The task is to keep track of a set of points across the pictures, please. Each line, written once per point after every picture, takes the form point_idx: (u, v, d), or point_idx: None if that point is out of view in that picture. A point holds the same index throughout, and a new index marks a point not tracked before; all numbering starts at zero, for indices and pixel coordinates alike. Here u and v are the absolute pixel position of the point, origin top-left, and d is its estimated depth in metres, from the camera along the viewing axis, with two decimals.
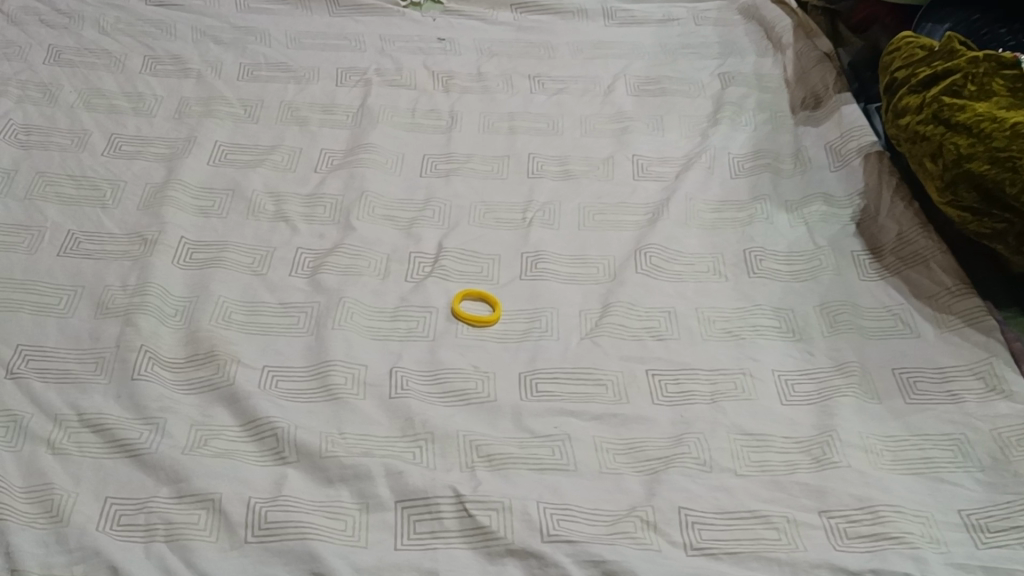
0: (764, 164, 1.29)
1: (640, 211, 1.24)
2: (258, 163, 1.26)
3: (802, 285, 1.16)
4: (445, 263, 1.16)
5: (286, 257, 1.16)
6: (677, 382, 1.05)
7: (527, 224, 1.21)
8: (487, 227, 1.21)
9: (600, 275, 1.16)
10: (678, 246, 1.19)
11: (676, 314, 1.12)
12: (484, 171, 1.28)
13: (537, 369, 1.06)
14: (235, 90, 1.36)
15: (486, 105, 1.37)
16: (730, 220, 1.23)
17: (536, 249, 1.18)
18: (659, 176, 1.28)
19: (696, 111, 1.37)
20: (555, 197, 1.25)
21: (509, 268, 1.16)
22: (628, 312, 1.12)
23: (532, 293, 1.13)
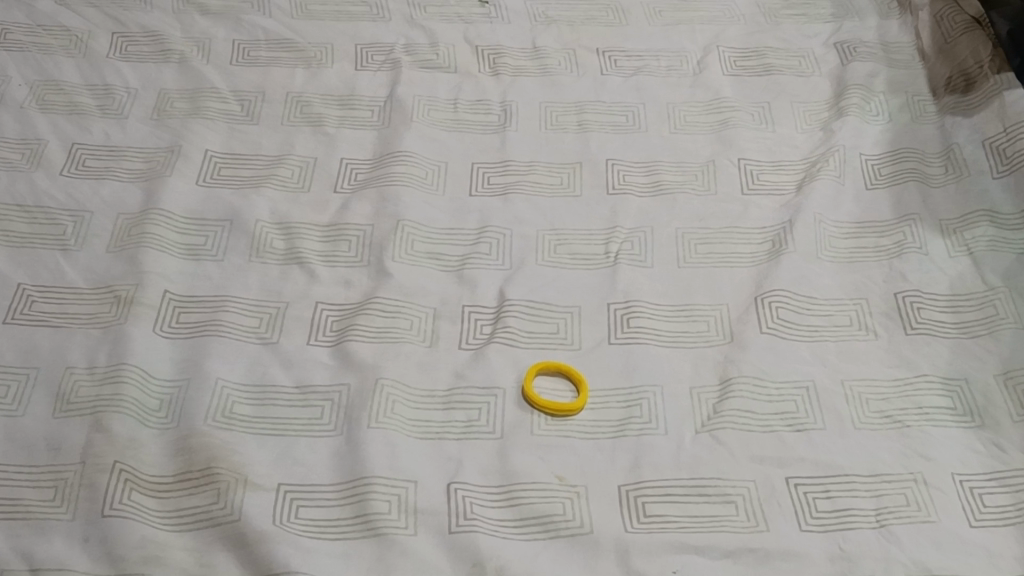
0: (907, 170, 1.01)
1: (757, 235, 0.96)
2: (261, 181, 0.99)
3: (975, 342, 0.88)
4: (511, 322, 0.89)
5: (302, 316, 0.89)
6: (829, 496, 0.79)
7: (612, 259, 0.94)
8: (561, 266, 0.94)
9: (712, 333, 0.89)
10: (811, 289, 0.91)
11: (817, 390, 0.86)
12: (550, 184, 1.00)
13: (643, 485, 0.80)
14: (229, 79, 1.08)
15: (548, 91, 1.08)
16: (872, 250, 0.95)
17: (627, 297, 0.91)
18: (775, 186, 1.00)
19: (813, 96, 1.09)
20: (645, 220, 0.97)
21: (593, 326, 0.89)
22: (754, 389, 0.85)
23: (625, 363, 0.87)
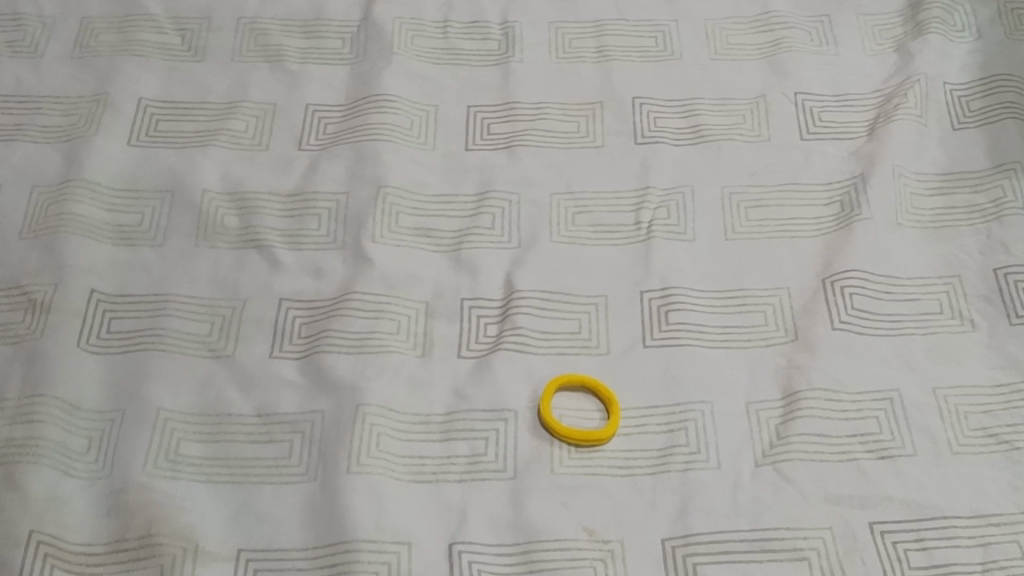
0: (1003, 103, 0.82)
1: (821, 194, 0.78)
2: (209, 137, 0.80)
3: None
4: (522, 321, 0.72)
5: (263, 319, 0.72)
6: (924, 547, 0.64)
7: (644, 232, 0.76)
8: (581, 241, 0.76)
9: (772, 327, 0.72)
10: (890, 267, 0.74)
11: (904, 404, 0.69)
12: (564, 132, 0.81)
13: (693, 539, 0.64)
14: (169, 5, 0.89)
15: (559, 9, 0.89)
16: (965, 210, 0.77)
17: (664, 284, 0.74)
18: (842, 127, 0.82)
19: (881, 5, 0.90)
20: (683, 175, 0.79)
21: (624, 322, 0.72)
22: (826, 405, 0.68)
23: (666, 373, 0.70)
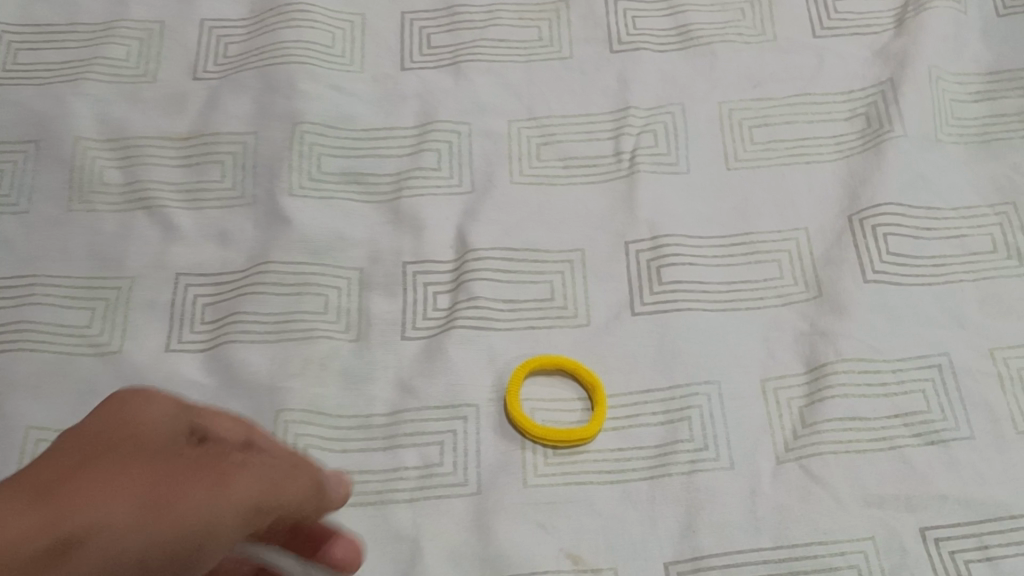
0: None
1: (841, 105, 0.64)
2: (83, 69, 0.65)
3: None
4: (480, 287, 0.58)
5: (157, 300, 0.57)
6: (989, 558, 0.50)
7: (626, 164, 0.62)
8: (550, 180, 0.62)
9: (789, 281, 0.58)
10: (929, 195, 0.60)
11: (954, 371, 0.55)
12: (523, 40, 0.67)
13: (704, 564, 0.50)
14: None
15: None
16: (1017, 117, 0.63)
17: (653, 230, 0.60)
18: (861, 21, 0.67)
19: None
20: (671, 89, 0.65)
21: (605, 282, 0.58)
22: (860, 381, 0.55)
23: (660, 347, 0.56)
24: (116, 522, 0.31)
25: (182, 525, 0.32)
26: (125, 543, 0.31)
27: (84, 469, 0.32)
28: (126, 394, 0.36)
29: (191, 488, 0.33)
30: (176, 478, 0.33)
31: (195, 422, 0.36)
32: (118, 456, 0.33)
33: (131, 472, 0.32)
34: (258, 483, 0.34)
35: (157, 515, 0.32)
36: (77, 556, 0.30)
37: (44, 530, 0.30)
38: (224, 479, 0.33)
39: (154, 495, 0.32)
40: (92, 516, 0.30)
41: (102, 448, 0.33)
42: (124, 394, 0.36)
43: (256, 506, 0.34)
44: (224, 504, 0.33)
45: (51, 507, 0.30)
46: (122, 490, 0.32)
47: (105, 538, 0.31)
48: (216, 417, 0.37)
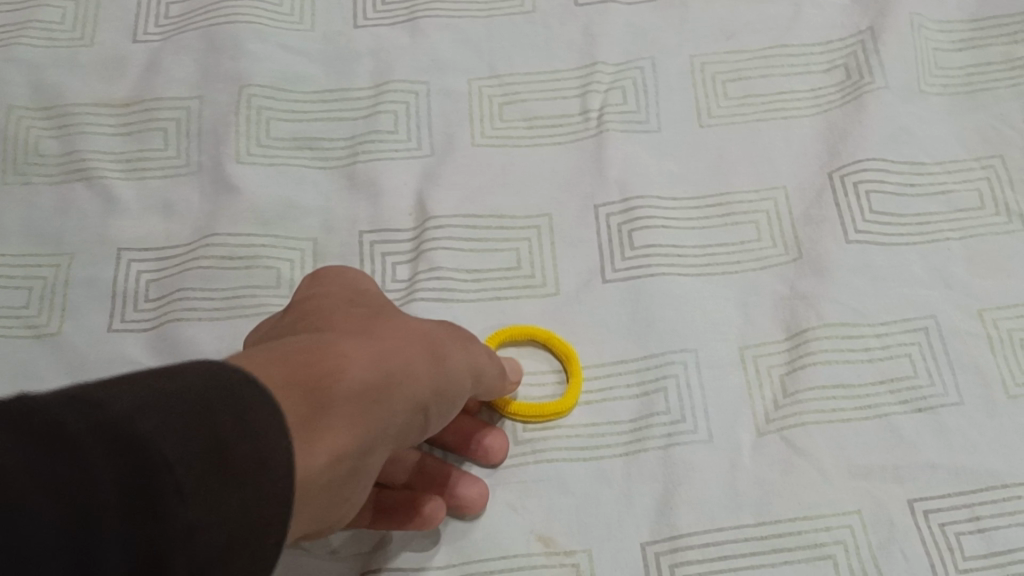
0: None
1: (818, 57, 0.61)
2: (17, 35, 0.61)
3: None
4: (440, 257, 0.55)
5: (97, 277, 0.54)
6: (980, 529, 0.47)
7: (594, 124, 0.59)
8: (514, 141, 0.59)
9: (768, 244, 0.55)
10: (912, 148, 0.57)
11: (942, 334, 0.52)
12: None
13: (681, 543, 0.47)
14: None
15: None
16: (1002, 65, 0.60)
17: (624, 192, 0.57)
18: None
19: None
20: (640, 45, 0.62)
21: (574, 248, 0.55)
22: (844, 346, 0.52)
23: (633, 315, 0.53)
24: (410, 372, 0.38)
25: (448, 373, 0.40)
26: (402, 392, 0.37)
27: (371, 326, 0.39)
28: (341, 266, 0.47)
29: (453, 339, 0.42)
30: (445, 326, 0.43)
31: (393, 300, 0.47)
32: (387, 327, 0.39)
33: (406, 316, 0.42)
34: (483, 356, 0.44)
35: (441, 361, 0.40)
36: (374, 407, 0.35)
37: (373, 365, 0.36)
38: (462, 334, 0.44)
39: (423, 368, 0.38)
40: (398, 365, 0.37)
41: (363, 303, 0.42)
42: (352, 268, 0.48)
43: (479, 369, 0.44)
44: (475, 346, 0.44)
45: (374, 348, 0.37)
46: (415, 335, 0.40)
47: (395, 387, 0.36)
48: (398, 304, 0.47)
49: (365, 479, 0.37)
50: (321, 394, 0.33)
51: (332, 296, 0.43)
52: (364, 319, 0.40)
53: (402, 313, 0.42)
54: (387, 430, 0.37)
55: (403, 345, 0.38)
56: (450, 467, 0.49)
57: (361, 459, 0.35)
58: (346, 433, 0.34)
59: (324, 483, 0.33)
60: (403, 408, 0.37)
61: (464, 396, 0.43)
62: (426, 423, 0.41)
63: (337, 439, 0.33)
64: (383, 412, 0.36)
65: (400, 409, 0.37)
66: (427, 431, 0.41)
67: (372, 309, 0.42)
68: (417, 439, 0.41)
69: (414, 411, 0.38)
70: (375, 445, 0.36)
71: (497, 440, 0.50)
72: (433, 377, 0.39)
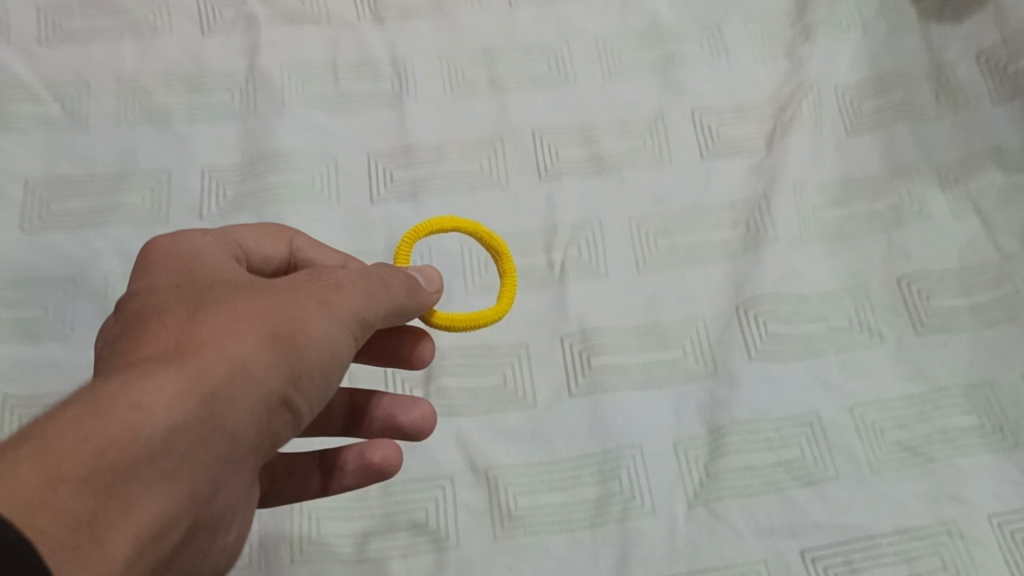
0: (893, 104, 0.83)
1: (725, 214, 0.79)
2: (105, 216, 0.78)
3: (996, 332, 0.74)
4: (446, 382, 0.72)
5: None
6: (852, 571, 0.65)
7: (557, 275, 0.77)
8: (496, 289, 0.76)
9: (693, 363, 0.73)
10: (798, 285, 0.76)
11: (824, 427, 0.70)
12: (467, 172, 0.81)
13: None
14: (39, 67, 0.85)
15: (444, 37, 0.88)
16: (865, 219, 0.79)
17: (582, 328, 0.75)
18: (740, 144, 0.82)
19: (769, 6, 0.89)
20: (590, 208, 0.80)
21: (547, 370, 0.73)
22: (750, 438, 0.70)
23: (593, 421, 0.71)
24: (243, 371, 0.41)
25: (294, 345, 0.44)
26: (235, 399, 0.41)
27: (195, 307, 0.43)
28: (164, 245, 0.49)
29: (296, 300, 0.45)
30: (289, 281, 0.46)
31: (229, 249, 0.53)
32: (211, 321, 0.42)
33: (234, 293, 0.44)
34: (361, 298, 0.48)
35: (280, 343, 0.43)
36: (177, 447, 0.38)
37: (178, 401, 0.38)
38: (311, 279, 0.47)
39: (256, 367, 0.42)
40: (220, 376, 0.40)
41: (189, 297, 0.44)
42: (175, 242, 0.49)
43: (349, 318, 0.47)
44: (328, 306, 0.46)
45: (192, 356, 0.40)
46: (247, 321, 0.43)
47: (215, 406, 0.40)
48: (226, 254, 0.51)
49: (232, 478, 0.42)
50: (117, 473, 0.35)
51: (159, 293, 0.44)
52: (189, 310, 0.43)
53: (229, 300, 0.44)
54: (202, 466, 0.40)
55: (229, 346, 0.41)
56: (379, 398, 0.63)
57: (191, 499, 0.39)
58: (141, 515, 0.36)
59: (146, 551, 0.36)
60: (231, 423, 0.41)
61: (339, 354, 0.47)
62: (278, 412, 0.44)
63: (139, 520, 0.36)
64: (198, 444, 0.39)
65: (217, 435, 0.40)
66: (296, 409, 0.45)
67: (192, 298, 0.44)
68: (289, 426, 0.46)
69: (255, 407, 0.42)
70: (211, 465, 0.40)
71: (426, 347, 0.63)
72: (267, 368, 0.43)
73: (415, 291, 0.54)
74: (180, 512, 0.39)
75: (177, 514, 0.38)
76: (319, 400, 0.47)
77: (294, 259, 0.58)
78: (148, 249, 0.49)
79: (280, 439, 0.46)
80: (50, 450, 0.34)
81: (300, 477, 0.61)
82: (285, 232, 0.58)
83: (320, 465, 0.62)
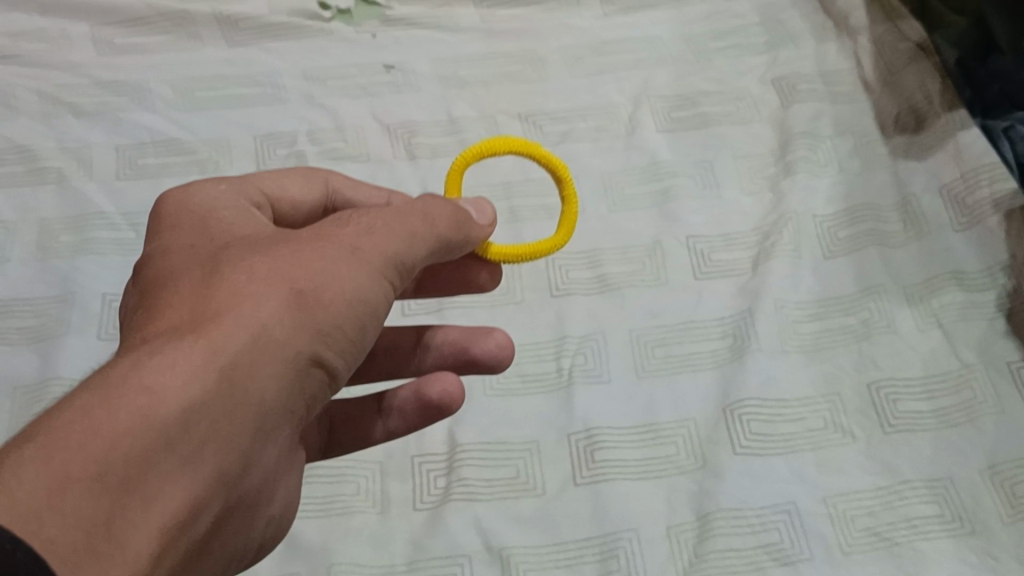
0: (865, 232, 0.94)
1: (715, 328, 0.89)
2: None
3: (956, 432, 0.83)
4: (465, 472, 0.82)
5: None
6: None
7: (565, 379, 0.87)
8: (511, 393, 0.87)
9: (684, 459, 0.83)
10: (779, 390, 0.85)
11: (800, 514, 0.79)
12: (487, 291, 0.92)
13: None
14: (119, 200, 0.98)
15: (469, 173, 1.00)
16: (839, 332, 0.89)
17: (587, 425, 0.84)
18: (728, 267, 0.93)
19: (756, 146, 1.01)
20: (595, 322, 0.90)
21: (555, 464, 0.83)
22: (734, 523, 0.79)
23: (595, 508, 0.80)
24: (263, 340, 0.46)
25: (309, 304, 0.48)
26: (256, 365, 0.46)
27: (213, 277, 0.48)
28: (181, 203, 0.55)
29: (313, 259, 0.49)
30: (307, 238, 0.51)
31: (258, 195, 0.60)
32: (231, 293, 0.46)
33: (253, 257, 0.49)
34: (389, 244, 0.52)
35: (297, 304, 0.48)
36: (194, 422, 0.42)
37: (193, 379, 0.43)
38: (330, 232, 0.51)
39: (276, 334, 0.47)
40: (237, 349, 0.45)
41: (212, 268, 0.48)
42: (192, 197, 0.55)
43: (374, 267, 0.51)
44: (349, 261, 0.50)
45: (208, 329, 0.45)
46: (267, 289, 0.47)
47: (235, 376, 0.44)
48: (242, 214, 0.56)
49: (261, 443, 0.47)
50: (140, 452, 0.40)
51: (183, 267, 0.49)
52: (210, 283, 0.47)
53: (248, 266, 0.48)
54: (223, 438, 0.44)
55: (244, 318, 0.46)
56: (442, 333, 0.71)
57: (217, 472, 0.44)
58: (163, 498, 0.40)
59: (173, 526, 0.41)
60: (252, 390, 0.45)
61: (368, 302, 0.51)
62: (306, 370, 0.48)
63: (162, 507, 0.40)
64: (218, 416, 0.43)
65: (238, 404, 0.45)
66: (324, 365, 0.50)
67: (214, 266, 0.48)
68: (328, 375, 0.51)
69: (276, 368, 0.47)
70: (234, 437, 0.44)
71: (490, 273, 0.72)
72: (285, 330, 0.47)
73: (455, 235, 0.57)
74: (204, 487, 0.43)
75: (206, 487, 0.43)
76: (357, 344, 0.52)
77: (331, 200, 0.66)
78: (175, 218, 0.54)
79: (314, 395, 0.50)
80: (57, 451, 0.37)
81: (358, 416, 0.69)
82: (321, 175, 0.66)
83: (377, 406, 0.69)
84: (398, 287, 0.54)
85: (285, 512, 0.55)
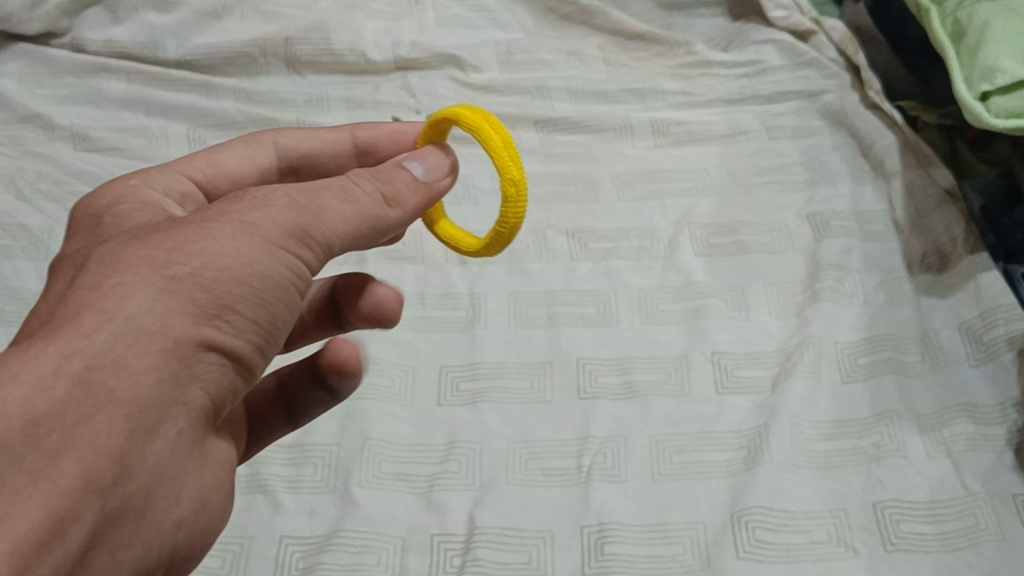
0: (883, 360, 0.99)
1: (732, 442, 0.94)
2: None
3: (958, 555, 0.84)
4: (480, 552, 0.85)
5: (267, 554, 0.86)
6: None
7: (584, 475, 0.92)
8: (533, 484, 0.91)
9: (690, 559, 0.85)
10: (787, 502, 0.88)
11: None
12: (521, 388, 0.99)
13: None
14: None
15: (516, 280, 1.09)
16: (851, 454, 0.92)
17: (599, 520, 0.87)
18: (749, 384, 0.98)
19: (788, 276, 1.08)
20: (619, 426, 0.95)
21: (565, 552, 0.86)
22: None
23: None
24: (132, 334, 0.49)
25: (184, 288, 0.51)
26: (126, 357, 0.48)
27: (91, 277, 0.52)
28: (93, 209, 0.63)
29: (190, 241, 0.52)
30: (191, 223, 0.54)
31: (199, 176, 0.70)
32: (100, 291, 0.50)
33: (132, 249, 0.52)
34: (284, 214, 0.55)
35: (171, 288, 0.50)
36: (43, 430, 0.46)
37: (38, 390, 0.46)
38: (212, 214, 0.54)
39: (150, 322, 0.49)
40: (98, 347, 0.48)
41: (90, 268, 0.52)
42: (94, 206, 0.63)
43: (262, 238, 0.54)
44: (232, 236, 0.53)
45: (65, 334, 0.48)
46: (138, 279, 0.50)
47: (98, 372, 0.48)
48: (154, 208, 0.64)
49: (150, 434, 0.50)
50: None
51: (71, 276, 0.54)
52: (86, 284, 0.51)
53: (122, 260, 0.52)
54: (85, 440, 0.47)
55: (106, 315, 0.49)
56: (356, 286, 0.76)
57: (92, 468, 0.47)
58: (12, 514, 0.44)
59: (32, 541, 0.44)
60: (120, 387, 0.48)
61: (265, 270, 0.53)
62: (191, 356, 0.51)
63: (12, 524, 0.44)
64: (75, 421, 0.47)
65: (103, 404, 0.48)
66: (218, 347, 0.52)
67: (97, 264, 0.52)
68: (237, 349, 0.53)
69: (150, 359, 0.49)
70: (102, 436, 0.47)
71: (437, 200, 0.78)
72: (156, 316, 0.49)
73: (380, 203, 0.60)
74: (72, 492, 0.46)
75: (81, 485, 0.47)
76: (269, 314, 0.55)
77: (282, 161, 0.76)
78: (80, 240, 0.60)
79: (212, 380, 0.53)
80: None
81: (299, 389, 0.76)
82: (267, 141, 0.76)
83: (312, 377, 0.76)
84: (303, 259, 0.56)
85: (214, 506, 0.58)
